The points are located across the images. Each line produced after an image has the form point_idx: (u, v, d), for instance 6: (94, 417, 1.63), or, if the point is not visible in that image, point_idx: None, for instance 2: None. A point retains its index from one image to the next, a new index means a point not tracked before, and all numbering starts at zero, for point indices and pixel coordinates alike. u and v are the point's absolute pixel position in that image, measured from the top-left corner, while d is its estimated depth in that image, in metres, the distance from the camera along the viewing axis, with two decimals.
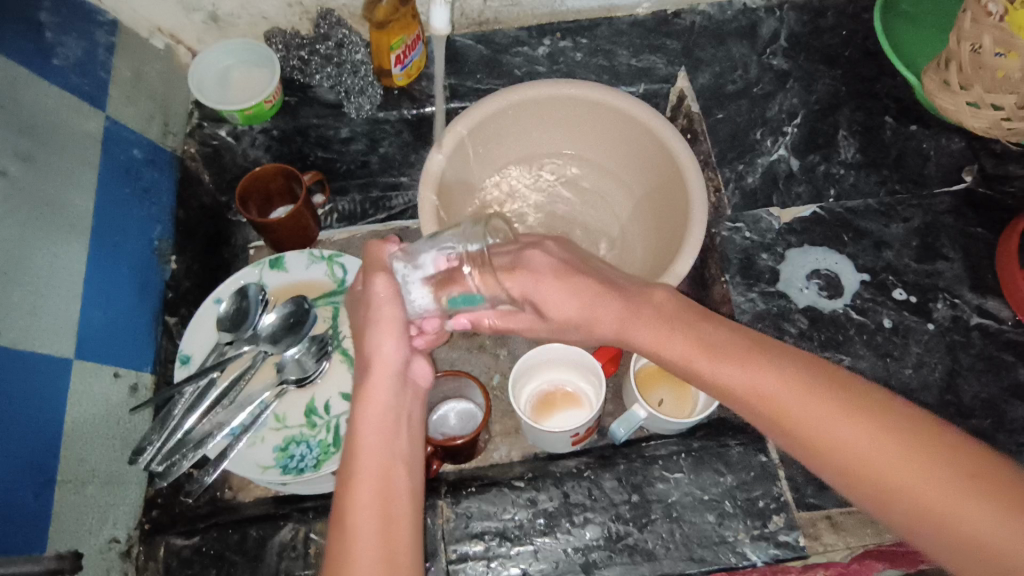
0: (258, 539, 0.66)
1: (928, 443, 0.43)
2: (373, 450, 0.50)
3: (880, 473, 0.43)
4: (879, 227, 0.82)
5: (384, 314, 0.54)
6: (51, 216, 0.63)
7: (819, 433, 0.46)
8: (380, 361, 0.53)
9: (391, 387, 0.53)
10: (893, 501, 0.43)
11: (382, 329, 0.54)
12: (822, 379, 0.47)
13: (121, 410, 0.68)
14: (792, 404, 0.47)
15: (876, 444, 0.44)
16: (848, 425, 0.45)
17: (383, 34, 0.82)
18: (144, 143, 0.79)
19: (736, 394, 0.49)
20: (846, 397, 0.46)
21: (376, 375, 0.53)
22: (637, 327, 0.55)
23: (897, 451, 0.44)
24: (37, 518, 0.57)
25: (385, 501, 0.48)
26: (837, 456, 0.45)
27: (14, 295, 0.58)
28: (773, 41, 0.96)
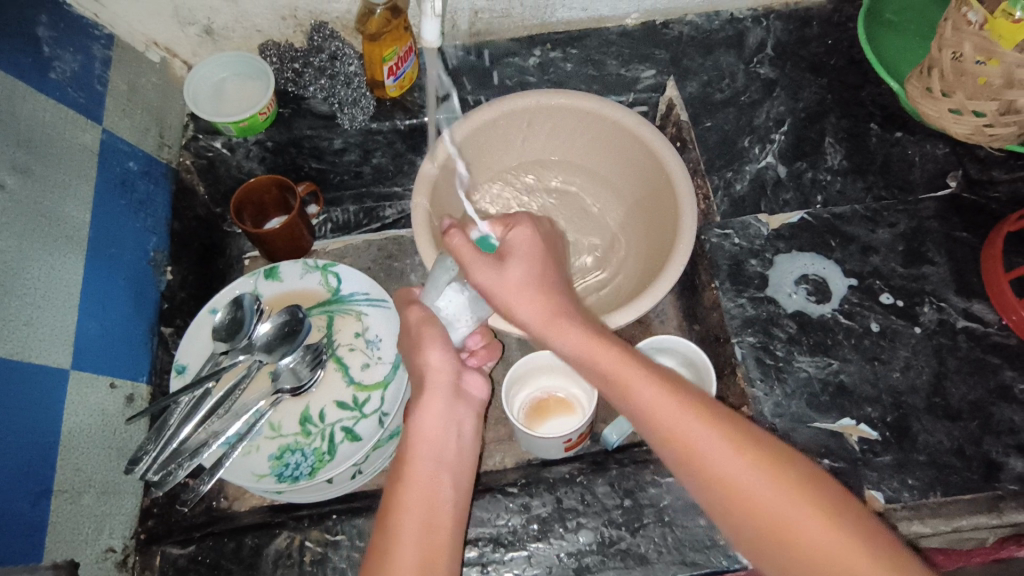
0: (254, 547, 0.66)
1: (816, 495, 0.50)
2: (422, 456, 0.58)
3: (769, 514, 0.50)
4: (865, 232, 0.83)
5: (424, 332, 0.63)
6: (47, 228, 0.64)
7: (722, 470, 0.51)
8: (429, 377, 0.62)
9: (443, 397, 0.61)
10: (775, 541, 0.49)
11: (427, 347, 0.62)
12: (737, 426, 0.53)
13: (117, 420, 0.69)
14: (702, 442, 0.52)
15: (779, 493, 0.50)
16: (746, 469, 0.51)
17: (376, 46, 0.83)
18: (140, 156, 0.80)
19: (652, 419, 0.54)
20: (756, 445, 0.52)
21: (428, 390, 0.61)
22: (567, 330, 0.60)
23: (790, 495, 0.50)
24: (33, 527, 0.57)
25: (433, 501, 0.55)
26: (733, 492, 0.51)
27: (11, 306, 0.59)
28: (760, 50, 0.97)
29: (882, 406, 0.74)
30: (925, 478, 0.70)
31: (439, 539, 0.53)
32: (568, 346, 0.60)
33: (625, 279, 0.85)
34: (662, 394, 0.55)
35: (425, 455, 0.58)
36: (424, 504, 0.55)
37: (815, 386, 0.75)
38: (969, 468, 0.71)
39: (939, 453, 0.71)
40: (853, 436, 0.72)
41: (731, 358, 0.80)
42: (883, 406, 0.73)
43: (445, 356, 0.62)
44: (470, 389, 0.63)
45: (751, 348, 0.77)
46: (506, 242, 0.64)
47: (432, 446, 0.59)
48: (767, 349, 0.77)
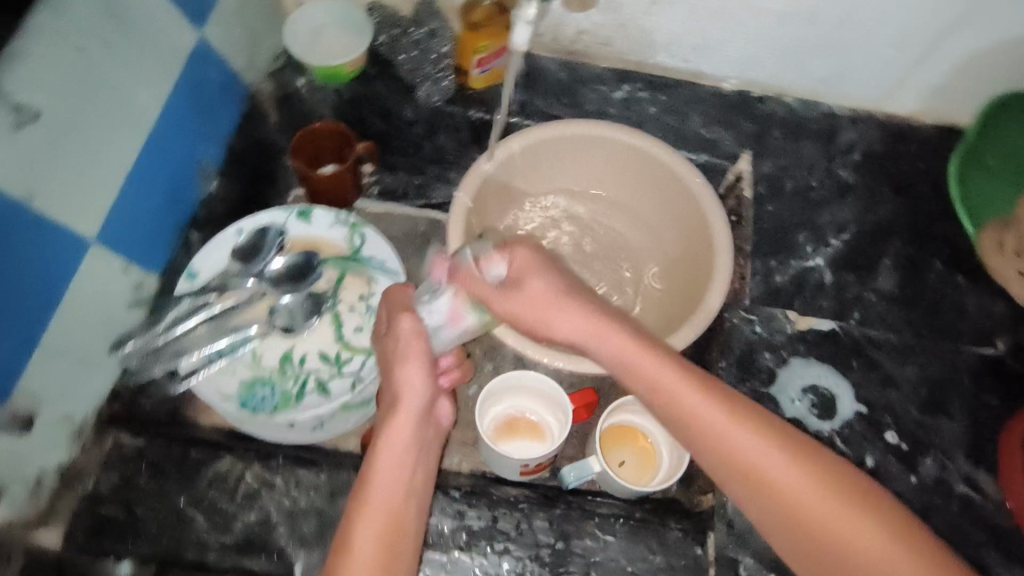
0: (196, 462, 0.70)
1: (860, 495, 0.49)
2: (391, 476, 0.54)
3: (814, 521, 0.48)
4: (892, 363, 0.80)
5: (413, 346, 0.59)
6: (119, 111, 0.68)
7: (770, 476, 0.50)
8: (405, 394, 0.58)
9: (416, 415, 0.58)
10: (827, 551, 0.48)
11: (408, 361, 0.59)
12: (774, 429, 0.52)
13: (119, 302, 0.72)
14: (745, 446, 0.51)
15: (822, 491, 0.49)
16: (792, 471, 0.50)
17: (472, 36, 0.86)
18: (225, 70, 0.84)
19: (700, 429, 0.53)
20: (796, 445, 0.51)
21: (404, 409, 0.57)
22: (605, 338, 0.59)
23: (828, 494, 0.49)
24: (8, 373, 0.60)
25: (393, 529, 0.52)
26: (782, 503, 0.49)
27: (60, 168, 0.62)
28: (847, 152, 0.95)
29: None
30: None
31: (399, 572, 0.50)
32: (603, 347, 0.60)
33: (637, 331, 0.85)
34: (699, 397, 0.53)
35: (391, 477, 0.54)
36: (385, 531, 0.51)
37: None
38: None
39: None
40: None
41: None
42: None
43: (423, 373, 0.59)
44: (439, 416, 0.61)
45: None
46: (511, 271, 0.64)
47: (401, 468, 0.55)
48: None
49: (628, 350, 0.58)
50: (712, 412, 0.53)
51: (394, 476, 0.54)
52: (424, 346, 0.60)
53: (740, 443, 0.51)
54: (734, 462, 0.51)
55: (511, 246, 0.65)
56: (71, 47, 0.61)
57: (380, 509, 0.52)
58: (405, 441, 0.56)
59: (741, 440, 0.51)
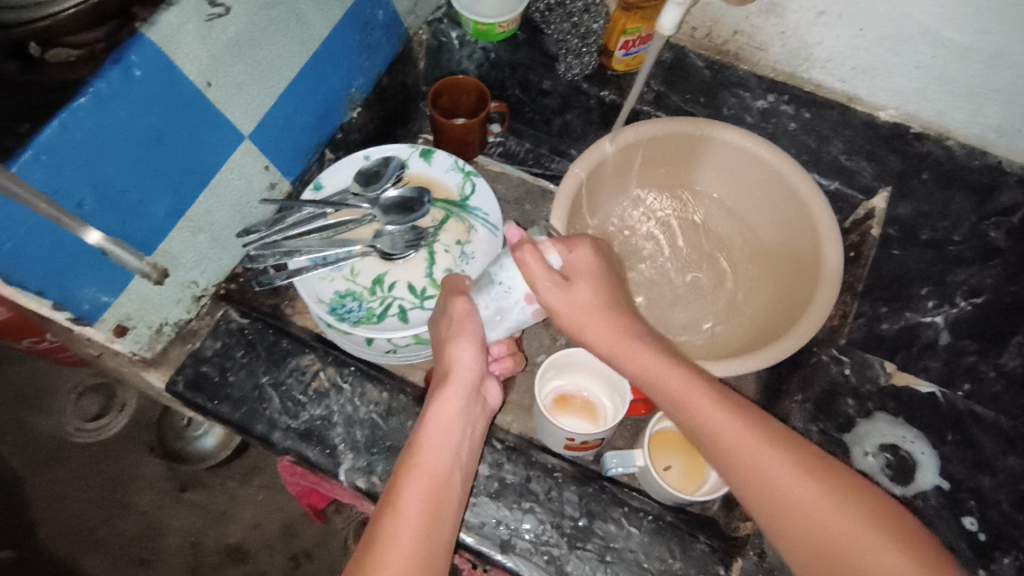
0: (284, 350, 0.78)
1: (918, 547, 0.47)
2: (438, 442, 0.58)
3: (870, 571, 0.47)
4: (993, 447, 0.72)
5: (463, 324, 0.64)
6: (294, 27, 0.76)
7: (821, 524, 0.50)
8: (457, 369, 0.62)
9: (465, 389, 0.61)
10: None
11: (464, 339, 0.63)
12: (784, 443, 0.54)
13: (254, 196, 0.81)
14: (796, 491, 0.51)
15: (832, 507, 0.50)
16: (842, 519, 0.49)
17: (625, 15, 0.86)
18: (390, 11, 0.90)
19: (749, 468, 0.53)
20: (844, 496, 0.50)
21: (452, 382, 0.62)
22: (665, 372, 0.59)
23: (882, 541, 0.48)
24: (158, 230, 0.70)
25: (434, 491, 0.55)
26: (835, 554, 0.49)
27: (236, 67, 0.71)
28: (1005, 213, 0.85)
29: None
30: None
31: (438, 529, 0.53)
32: (636, 366, 0.62)
33: (717, 343, 0.83)
34: (715, 410, 0.56)
35: (437, 442, 0.58)
36: (424, 491, 0.54)
37: None
38: None
39: None
40: None
41: None
42: None
43: (473, 352, 0.63)
44: (487, 394, 0.65)
45: None
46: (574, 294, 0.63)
47: (447, 438, 0.58)
48: None
49: (660, 374, 0.59)
50: (728, 428, 0.55)
51: (438, 442, 0.58)
52: (476, 326, 0.64)
53: (752, 457, 0.53)
54: (783, 509, 0.51)
55: (575, 243, 0.65)
56: None
57: (424, 474, 0.55)
58: (451, 411, 0.60)
59: (753, 454, 0.53)
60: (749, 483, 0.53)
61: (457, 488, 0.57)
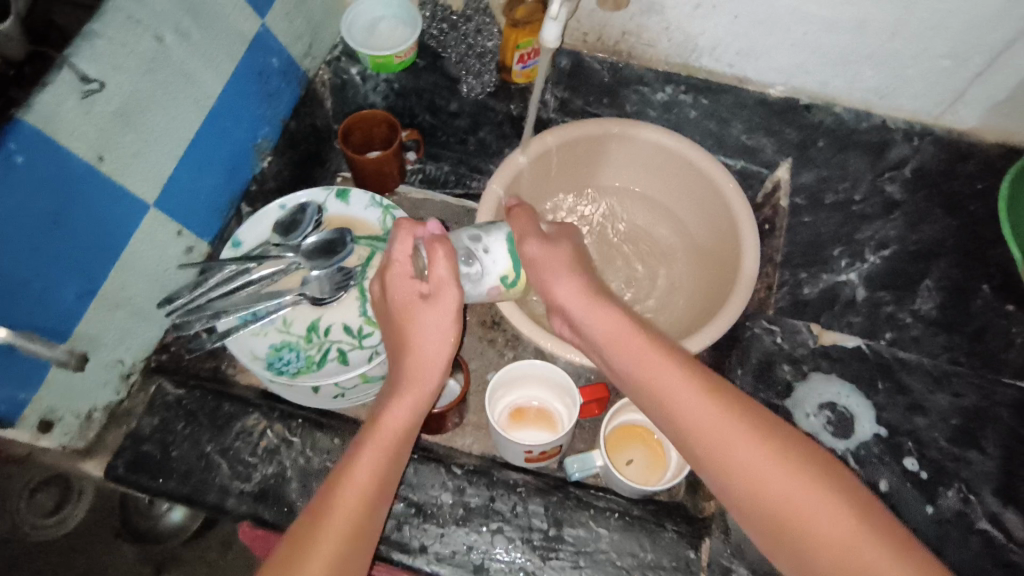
0: (228, 413, 0.76)
1: (844, 501, 0.53)
2: (388, 426, 0.61)
3: (790, 510, 0.53)
4: (921, 389, 0.77)
5: (442, 292, 0.65)
6: (182, 86, 0.75)
7: (754, 474, 0.55)
8: (427, 337, 0.65)
9: (438, 361, 0.65)
10: (802, 539, 0.53)
11: (436, 309, 0.65)
12: (753, 418, 0.58)
13: (172, 262, 0.79)
14: (735, 448, 0.57)
15: (789, 477, 0.55)
16: (775, 471, 0.55)
17: (514, 31, 0.88)
18: (284, 56, 0.90)
19: (690, 422, 0.59)
20: (782, 452, 0.56)
21: (420, 352, 0.65)
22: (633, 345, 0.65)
23: (810, 487, 0.54)
24: (69, 315, 0.68)
25: (386, 458, 0.60)
26: (760, 497, 0.55)
27: (126, 136, 0.70)
28: (896, 167, 0.91)
29: None
30: None
31: (373, 508, 0.57)
32: (612, 341, 0.67)
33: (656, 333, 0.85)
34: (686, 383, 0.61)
35: (401, 408, 0.62)
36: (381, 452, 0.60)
37: None
38: None
39: None
40: None
41: None
42: None
43: (453, 321, 0.66)
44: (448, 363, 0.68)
45: None
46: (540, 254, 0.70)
47: (399, 421, 0.62)
48: None
49: (630, 347, 0.65)
50: (697, 402, 0.60)
51: (401, 409, 0.62)
52: (457, 296, 0.66)
53: (719, 429, 0.58)
54: (721, 463, 0.57)
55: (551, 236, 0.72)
56: (141, 29, 0.69)
57: (371, 455, 0.59)
58: (418, 379, 0.64)
59: (722, 425, 0.58)
60: (690, 434, 0.59)
61: (398, 468, 0.61)
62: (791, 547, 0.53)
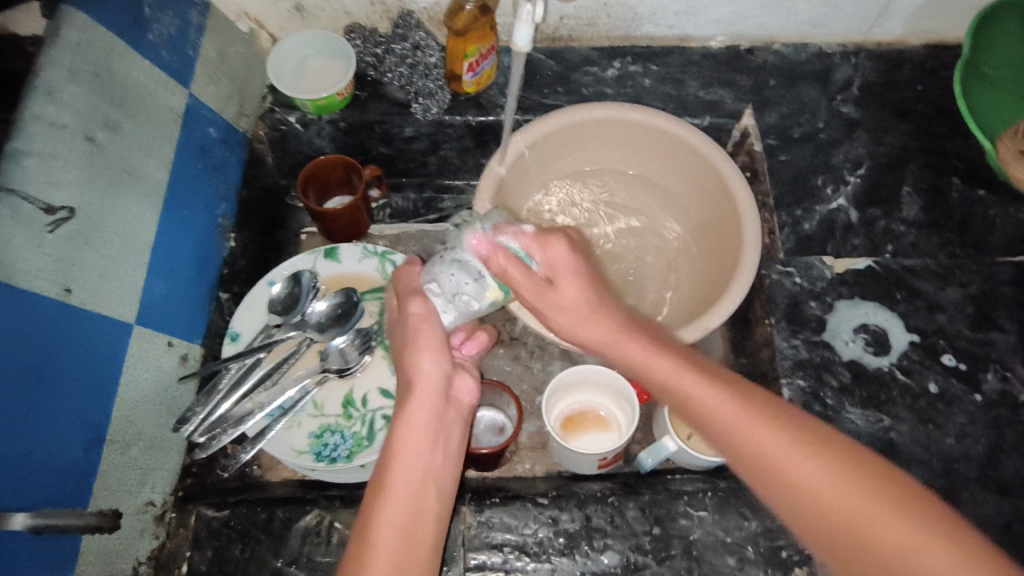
0: (284, 520, 0.69)
1: (897, 491, 0.42)
2: (415, 460, 0.52)
3: (828, 505, 0.43)
4: (933, 288, 0.81)
5: (420, 334, 0.58)
6: (129, 184, 0.66)
7: (769, 460, 0.45)
8: (423, 379, 0.56)
9: (433, 407, 0.55)
10: (853, 541, 0.42)
11: (422, 350, 0.57)
12: (771, 404, 0.48)
13: (171, 378, 0.71)
14: (749, 427, 0.47)
15: (845, 483, 0.43)
16: (817, 463, 0.44)
17: (461, 40, 0.84)
18: (219, 123, 0.82)
19: (687, 398, 0.50)
20: (812, 436, 0.46)
21: (418, 392, 0.55)
22: (627, 343, 0.56)
23: (875, 494, 0.42)
24: (84, 473, 0.59)
25: (418, 497, 0.50)
26: (791, 489, 0.44)
27: (88, 257, 0.61)
28: (846, 88, 0.95)
29: (932, 470, 0.71)
30: None
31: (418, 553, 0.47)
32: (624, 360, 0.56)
33: (673, 301, 0.86)
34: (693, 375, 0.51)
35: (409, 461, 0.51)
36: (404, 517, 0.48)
37: (863, 440, 0.73)
38: (1015, 547, 0.68)
39: (987, 528, 0.69)
40: None
41: None
42: (932, 470, 0.71)
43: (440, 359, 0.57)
44: (460, 393, 0.58)
45: (801, 391, 0.76)
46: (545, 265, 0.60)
47: (424, 453, 0.52)
48: (817, 395, 0.75)
49: (632, 353, 0.55)
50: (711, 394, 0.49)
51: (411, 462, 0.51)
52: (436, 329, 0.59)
53: (738, 423, 0.47)
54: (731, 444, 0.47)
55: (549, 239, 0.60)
56: (71, 134, 0.60)
57: (404, 496, 0.49)
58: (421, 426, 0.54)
59: (739, 420, 0.47)
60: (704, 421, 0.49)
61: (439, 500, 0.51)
62: (843, 552, 0.42)
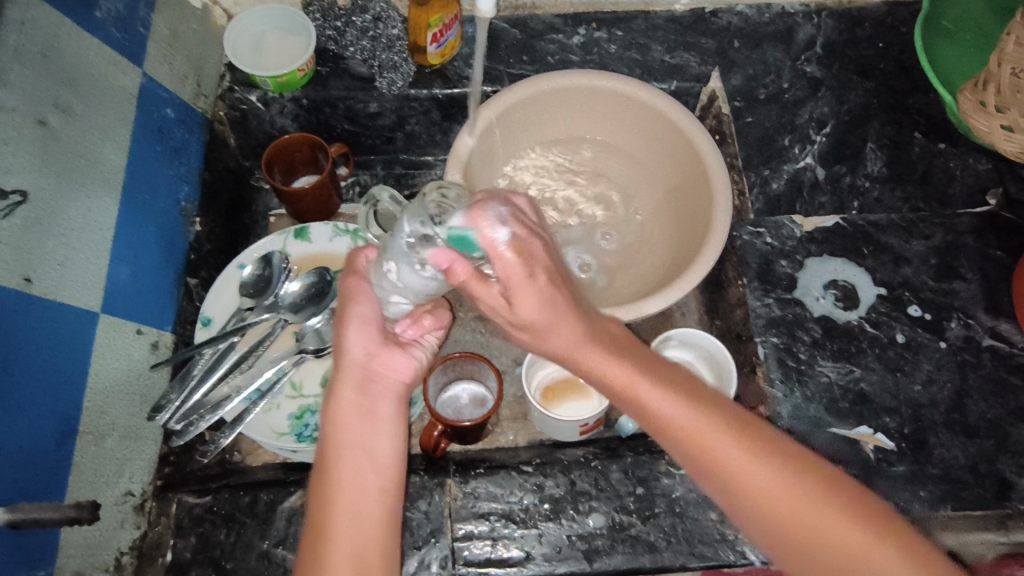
0: (268, 503, 0.68)
1: (810, 471, 0.47)
2: (350, 449, 0.51)
3: (782, 507, 0.45)
4: (899, 242, 0.82)
5: (348, 311, 0.55)
6: (86, 168, 0.64)
7: (728, 466, 0.47)
8: (347, 359, 0.54)
9: (354, 387, 0.53)
10: (802, 542, 0.45)
11: (347, 328, 0.54)
12: (706, 394, 0.50)
13: (142, 366, 0.70)
14: (710, 435, 0.48)
15: (773, 466, 0.47)
16: (747, 448, 0.47)
17: (423, 11, 0.82)
18: (176, 103, 0.79)
19: (629, 392, 0.50)
20: (764, 443, 0.48)
21: (342, 378, 0.53)
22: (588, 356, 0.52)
23: (797, 478, 0.46)
24: (57, 466, 0.58)
25: (360, 493, 0.50)
26: (746, 492, 0.46)
27: (47, 245, 0.59)
28: (809, 48, 0.95)
29: (901, 417, 0.74)
30: (937, 492, 0.70)
31: (365, 551, 0.48)
32: (571, 350, 0.52)
33: (646, 266, 0.87)
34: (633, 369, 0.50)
35: (350, 457, 0.51)
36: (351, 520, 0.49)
37: (836, 392, 0.75)
38: (981, 485, 0.71)
39: (954, 469, 0.71)
40: (869, 444, 0.72)
41: (752, 357, 0.80)
42: (902, 417, 0.74)
43: (366, 339, 0.54)
44: (393, 366, 0.55)
45: (774, 348, 0.77)
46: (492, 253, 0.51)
47: (356, 441, 0.52)
48: (790, 351, 0.77)
49: (571, 341, 0.52)
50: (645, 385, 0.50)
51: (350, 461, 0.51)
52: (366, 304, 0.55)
53: (675, 413, 0.48)
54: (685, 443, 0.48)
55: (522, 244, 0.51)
56: (21, 117, 0.57)
57: (347, 493, 0.50)
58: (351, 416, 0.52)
59: (673, 409, 0.49)
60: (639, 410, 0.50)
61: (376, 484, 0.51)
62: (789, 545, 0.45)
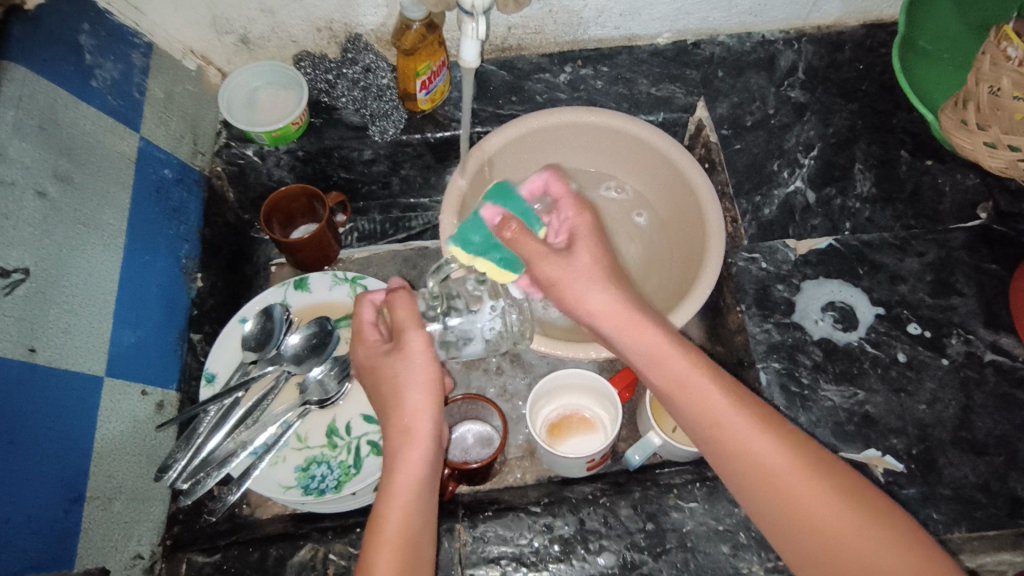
0: (277, 558, 0.67)
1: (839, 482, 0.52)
2: (408, 476, 0.55)
3: (818, 522, 0.50)
4: (894, 261, 0.83)
5: (404, 339, 0.59)
6: (86, 234, 0.65)
7: (763, 460, 0.53)
8: (417, 411, 0.57)
9: (428, 439, 0.57)
10: (796, 520, 0.51)
11: (409, 368, 0.58)
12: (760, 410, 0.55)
13: (147, 426, 0.70)
14: (750, 438, 0.54)
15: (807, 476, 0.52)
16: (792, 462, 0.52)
17: (410, 60, 0.83)
18: (174, 164, 0.81)
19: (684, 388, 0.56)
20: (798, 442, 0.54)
21: (412, 426, 0.57)
22: (636, 326, 0.58)
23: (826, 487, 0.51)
24: (65, 534, 0.58)
25: (413, 520, 0.54)
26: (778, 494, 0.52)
27: (50, 315, 0.60)
28: (791, 74, 0.97)
29: (908, 438, 0.73)
30: (950, 513, 0.70)
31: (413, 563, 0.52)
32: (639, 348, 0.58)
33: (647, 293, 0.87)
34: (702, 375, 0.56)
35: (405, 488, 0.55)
36: (398, 554, 0.52)
37: (841, 416, 0.75)
38: (993, 503, 0.70)
39: (965, 488, 0.71)
40: (878, 467, 0.72)
41: (755, 383, 0.80)
42: (909, 438, 0.73)
43: (428, 368, 0.58)
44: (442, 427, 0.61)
45: (776, 374, 0.77)
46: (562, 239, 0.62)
47: (411, 477, 0.55)
48: (793, 376, 0.77)
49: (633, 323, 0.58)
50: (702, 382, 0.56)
51: (406, 511, 0.54)
52: (433, 366, 0.59)
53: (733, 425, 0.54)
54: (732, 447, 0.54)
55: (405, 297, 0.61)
56: (21, 191, 0.59)
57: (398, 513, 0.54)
58: (417, 472, 0.55)
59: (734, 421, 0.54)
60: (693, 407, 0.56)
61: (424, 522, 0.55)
62: (811, 555, 0.51)
